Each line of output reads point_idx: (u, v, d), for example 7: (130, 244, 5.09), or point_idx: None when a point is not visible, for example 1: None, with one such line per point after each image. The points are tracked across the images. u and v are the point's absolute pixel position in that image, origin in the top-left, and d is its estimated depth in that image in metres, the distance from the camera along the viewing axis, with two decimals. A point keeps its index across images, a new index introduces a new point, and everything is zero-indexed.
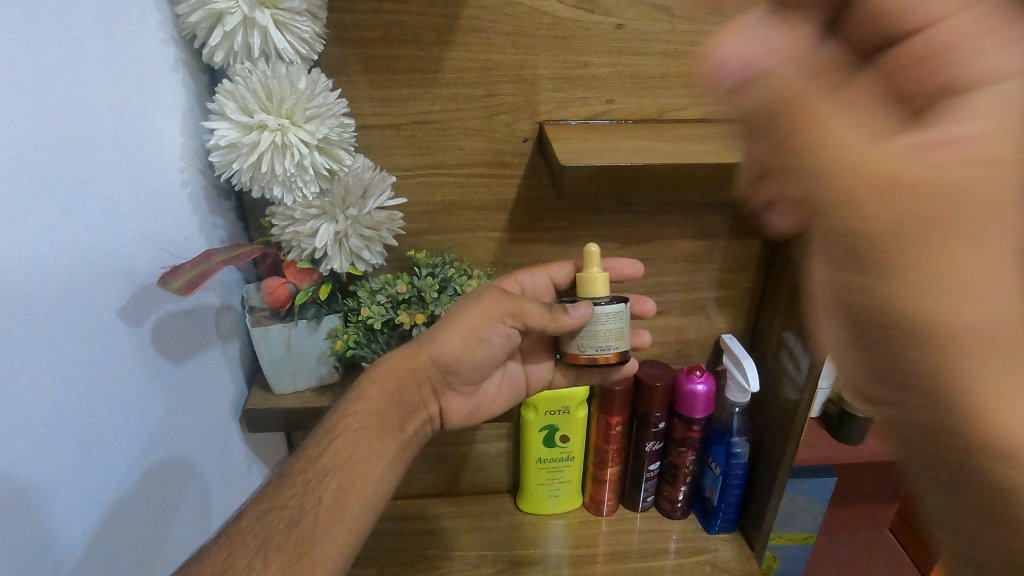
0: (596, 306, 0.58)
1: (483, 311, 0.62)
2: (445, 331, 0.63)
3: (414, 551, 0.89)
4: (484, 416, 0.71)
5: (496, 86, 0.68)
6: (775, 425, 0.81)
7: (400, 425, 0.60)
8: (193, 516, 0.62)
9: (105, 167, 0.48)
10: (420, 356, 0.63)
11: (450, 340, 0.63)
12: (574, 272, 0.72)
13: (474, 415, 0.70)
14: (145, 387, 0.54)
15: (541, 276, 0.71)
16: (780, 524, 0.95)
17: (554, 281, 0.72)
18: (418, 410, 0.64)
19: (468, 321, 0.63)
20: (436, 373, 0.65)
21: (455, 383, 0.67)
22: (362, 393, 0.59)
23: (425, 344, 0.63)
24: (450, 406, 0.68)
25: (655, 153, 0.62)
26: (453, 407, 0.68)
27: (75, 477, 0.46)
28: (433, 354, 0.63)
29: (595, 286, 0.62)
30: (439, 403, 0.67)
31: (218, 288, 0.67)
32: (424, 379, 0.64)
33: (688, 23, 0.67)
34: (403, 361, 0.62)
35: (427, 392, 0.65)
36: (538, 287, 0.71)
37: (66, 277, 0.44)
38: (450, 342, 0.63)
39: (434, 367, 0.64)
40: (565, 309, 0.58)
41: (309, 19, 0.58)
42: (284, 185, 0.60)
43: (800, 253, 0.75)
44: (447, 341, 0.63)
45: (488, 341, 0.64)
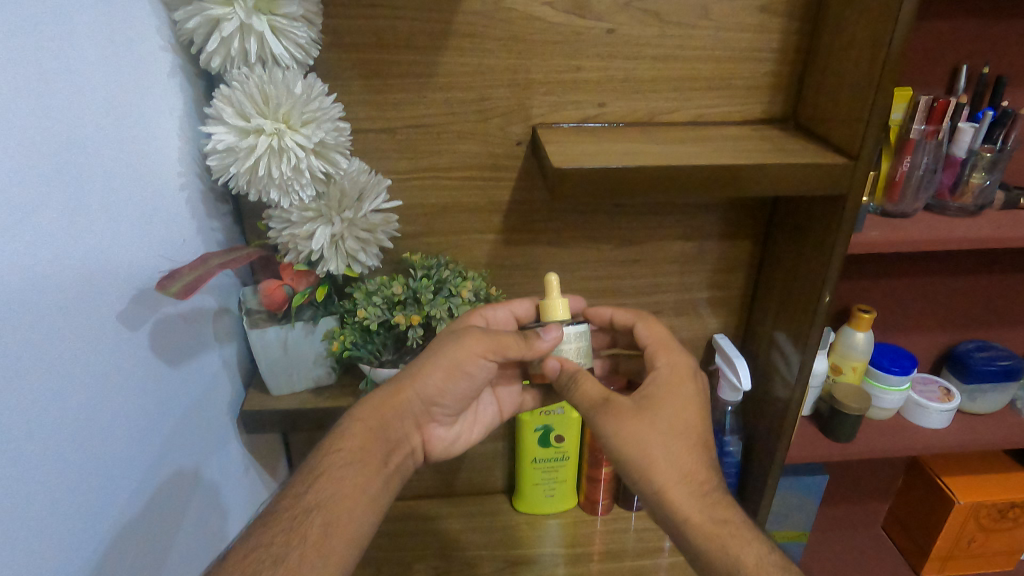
0: (564, 328, 0.62)
1: (465, 350, 0.62)
2: (427, 368, 0.62)
3: (411, 552, 0.90)
4: (464, 446, 0.71)
5: (489, 90, 0.69)
6: (768, 423, 0.82)
7: (384, 458, 0.60)
8: (193, 521, 0.63)
9: (103, 174, 0.49)
10: (405, 393, 0.63)
11: (432, 376, 0.63)
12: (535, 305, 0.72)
13: (455, 444, 0.70)
14: (144, 389, 0.54)
15: (503, 310, 0.71)
16: (774, 522, 0.96)
17: (517, 316, 0.71)
18: (402, 445, 0.63)
19: (450, 358, 0.62)
20: (418, 407, 0.64)
21: (438, 413, 0.66)
22: (345, 430, 0.60)
23: (409, 377, 0.63)
24: (432, 437, 0.67)
25: (647, 155, 0.63)
26: (435, 438, 0.68)
27: (76, 482, 0.46)
28: (417, 390, 0.63)
29: (557, 312, 0.64)
30: (422, 435, 0.66)
31: (215, 291, 0.68)
32: (407, 415, 0.63)
33: (678, 27, 0.68)
34: (388, 401, 0.62)
35: (410, 427, 0.64)
36: (501, 320, 0.71)
37: (64, 282, 0.44)
38: (434, 377, 0.63)
39: (418, 401, 0.64)
40: (538, 333, 0.61)
41: (305, 25, 0.60)
42: (281, 189, 0.61)
43: (790, 253, 0.76)
44: (430, 375, 0.63)
45: (470, 374, 0.64)
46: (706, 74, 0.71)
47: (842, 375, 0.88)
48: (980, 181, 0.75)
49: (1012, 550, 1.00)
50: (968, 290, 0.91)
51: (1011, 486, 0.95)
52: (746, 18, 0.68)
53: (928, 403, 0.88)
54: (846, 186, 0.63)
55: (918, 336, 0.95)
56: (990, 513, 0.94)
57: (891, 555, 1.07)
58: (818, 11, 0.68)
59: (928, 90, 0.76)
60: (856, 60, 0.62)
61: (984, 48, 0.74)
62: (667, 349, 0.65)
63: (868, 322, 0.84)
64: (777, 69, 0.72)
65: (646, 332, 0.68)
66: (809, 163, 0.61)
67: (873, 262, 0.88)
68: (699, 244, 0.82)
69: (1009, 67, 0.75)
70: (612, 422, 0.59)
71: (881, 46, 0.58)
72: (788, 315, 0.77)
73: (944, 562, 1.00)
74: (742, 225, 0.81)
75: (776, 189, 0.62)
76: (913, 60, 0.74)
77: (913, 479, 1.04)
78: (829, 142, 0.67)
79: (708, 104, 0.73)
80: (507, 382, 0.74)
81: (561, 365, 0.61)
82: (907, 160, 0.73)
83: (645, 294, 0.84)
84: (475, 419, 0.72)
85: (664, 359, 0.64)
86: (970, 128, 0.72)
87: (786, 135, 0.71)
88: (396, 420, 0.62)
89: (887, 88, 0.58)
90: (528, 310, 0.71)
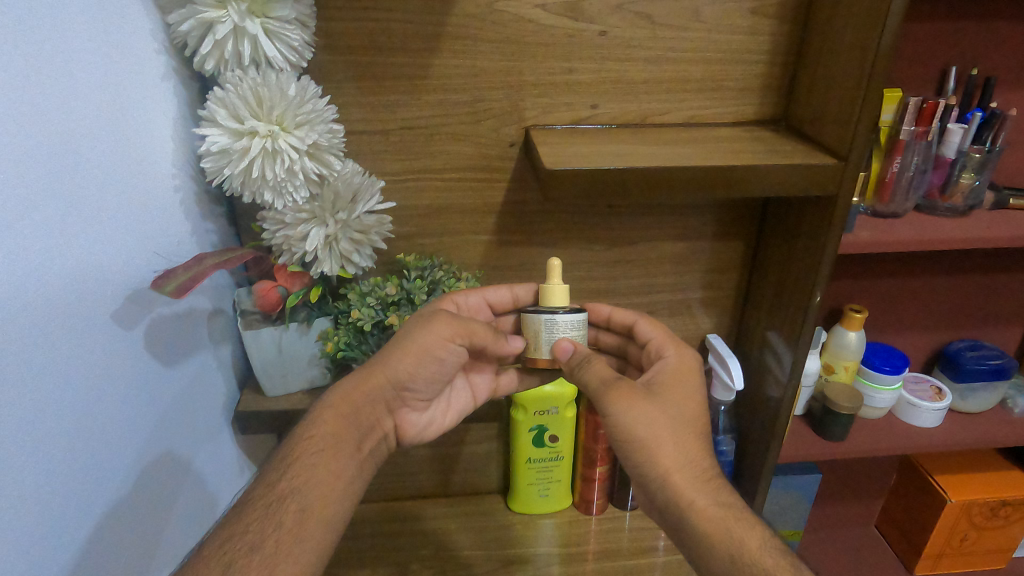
0: (556, 314, 0.64)
1: (437, 334, 0.64)
2: (397, 351, 0.64)
3: (406, 552, 0.90)
4: (437, 431, 0.71)
5: (482, 92, 0.70)
6: (761, 422, 0.83)
7: (357, 444, 0.60)
8: (188, 521, 0.63)
9: (97, 175, 0.49)
10: (376, 375, 0.63)
11: (404, 359, 0.64)
12: (509, 293, 0.73)
13: (429, 428, 0.70)
14: (138, 389, 0.55)
15: (475, 297, 0.72)
16: (768, 521, 0.97)
17: (489, 303, 0.73)
18: (375, 427, 0.63)
19: (421, 340, 0.64)
20: (391, 391, 0.65)
21: (411, 397, 0.67)
22: (318, 417, 0.60)
23: (380, 361, 0.64)
24: (405, 421, 0.67)
25: (639, 156, 0.64)
26: (408, 422, 0.68)
27: (70, 482, 0.46)
28: (389, 373, 0.64)
29: (555, 298, 0.66)
30: (395, 418, 0.66)
31: (209, 292, 0.68)
32: (381, 398, 0.64)
33: (669, 30, 0.69)
34: (360, 384, 0.63)
35: (382, 410, 0.65)
36: (472, 306, 0.72)
37: (58, 282, 0.45)
38: (404, 360, 0.64)
39: (389, 385, 0.64)
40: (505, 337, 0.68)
41: (298, 28, 0.60)
42: (275, 190, 0.61)
43: (782, 253, 0.77)
44: (400, 359, 0.64)
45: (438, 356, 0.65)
46: (697, 76, 0.72)
47: (835, 375, 0.89)
48: (970, 181, 0.75)
49: (1005, 549, 1.00)
50: (959, 289, 0.92)
51: (1003, 484, 0.95)
52: (737, 20, 0.69)
53: (920, 401, 0.88)
54: (836, 187, 0.63)
55: (911, 335, 0.95)
56: (983, 512, 0.95)
57: (884, 554, 1.07)
58: (808, 13, 0.69)
59: (917, 92, 0.76)
60: (845, 61, 0.62)
61: (972, 50, 0.75)
62: (673, 343, 0.67)
63: (860, 321, 0.85)
64: (768, 71, 0.72)
65: (648, 330, 0.70)
66: (801, 163, 0.62)
67: (864, 262, 0.88)
68: (692, 245, 0.83)
69: (997, 68, 0.76)
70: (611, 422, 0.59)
71: (869, 47, 0.58)
72: (780, 315, 0.77)
73: (936, 560, 1.01)
74: (734, 226, 0.82)
75: (767, 189, 0.63)
76: (902, 62, 0.74)
77: (905, 478, 1.05)
78: (819, 143, 0.68)
79: (700, 106, 0.73)
80: (478, 369, 0.75)
81: (574, 347, 0.64)
82: (898, 161, 0.73)
83: (639, 294, 0.85)
84: (448, 405, 0.72)
85: (672, 350, 0.66)
86: (960, 129, 0.73)
87: (777, 136, 0.71)
88: (370, 405, 0.63)
89: (876, 89, 0.59)
90: (504, 297, 0.73)
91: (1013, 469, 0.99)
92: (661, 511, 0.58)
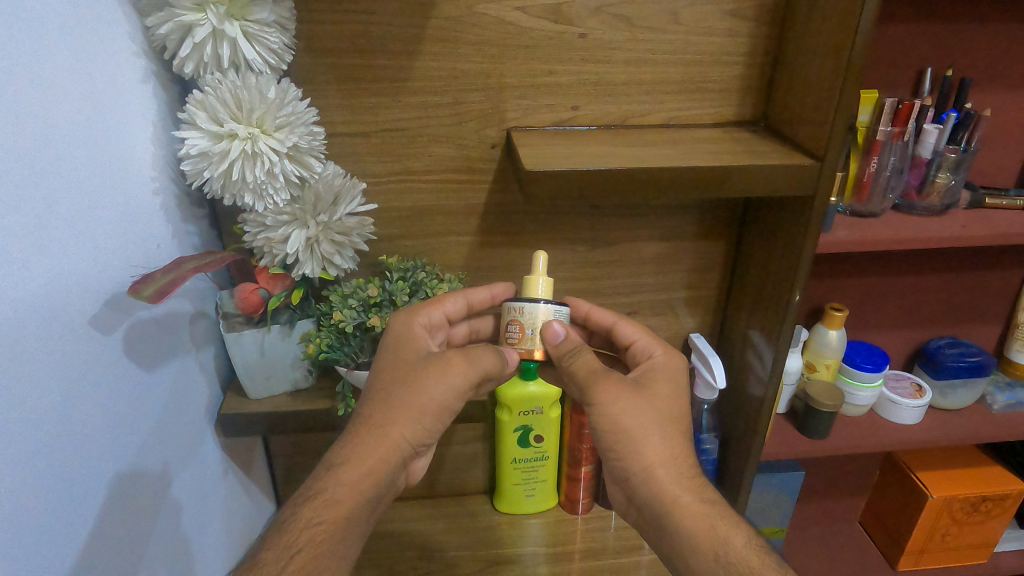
0: (521, 305, 0.62)
1: (450, 384, 0.61)
2: (414, 406, 0.60)
3: (392, 553, 0.90)
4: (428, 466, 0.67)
5: (463, 94, 0.70)
6: (741, 419, 0.84)
7: (370, 513, 0.58)
8: (172, 524, 0.63)
9: (75, 180, 0.49)
10: (391, 440, 0.59)
11: (420, 417, 0.60)
12: (465, 302, 0.70)
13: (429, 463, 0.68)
14: (120, 393, 0.55)
15: (437, 312, 0.68)
16: (753, 519, 0.98)
17: (447, 316, 0.69)
18: (389, 490, 0.60)
19: (440, 395, 0.60)
20: (409, 449, 0.61)
21: (423, 449, 0.63)
22: (330, 495, 0.56)
23: (394, 422, 0.59)
24: (415, 469, 0.65)
25: (618, 158, 0.64)
26: (417, 469, 0.65)
27: (51, 488, 0.46)
28: (405, 433, 0.60)
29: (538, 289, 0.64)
30: (407, 472, 0.63)
31: (191, 295, 0.68)
32: (399, 462, 0.60)
33: (649, 31, 0.69)
34: (377, 450, 0.59)
35: (401, 469, 0.61)
36: (435, 322, 0.68)
37: (36, 287, 0.44)
38: (416, 418, 0.60)
39: (407, 444, 0.60)
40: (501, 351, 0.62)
41: (277, 31, 0.60)
42: (255, 193, 0.61)
43: (762, 254, 0.78)
44: (418, 421, 0.60)
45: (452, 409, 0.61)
46: (676, 77, 0.72)
47: (816, 373, 0.89)
48: (945, 181, 0.76)
49: (987, 543, 1.01)
50: (938, 287, 0.93)
51: (984, 480, 0.97)
52: (715, 22, 0.70)
53: (901, 399, 0.89)
54: (813, 188, 0.64)
55: (892, 333, 0.96)
56: (964, 508, 0.96)
57: (868, 550, 1.08)
58: (785, 16, 0.70)
59: (894, 92, 0.77)
60: (821, 64, 0.63)
61: (948, 51, 0.76)
62: (664, 347, 0.67)
63: (840, 320, 0.86)
64: (747, 73, 0.73)
65: (632, 331, 0.70)
66: (778, 164, 0.63)
67: (845, 261, 0.89)
68: (674, 245, 0.83)
69: (972, 69, 0.77)
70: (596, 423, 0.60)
71: (844, 50, 0.59)
72: (761, 314, 0.78)
73: (919, 556, 1.02)
74: (716, 226, 0.83)
75: (746, 190, 0.64)
76: (879, 62, 0.75)
77: (888, 475, 1.06)
78: (797, 143, 0.68)
79: (680, 107, 0.74)
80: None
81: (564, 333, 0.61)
82: (874, 161, 0.74)
83: (623, 295, 0.86)
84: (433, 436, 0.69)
85: (660, 351, 0.67)
86: (935, 129, 0.74)
87: (756, 137, 0.72)
88: (387, 471, 0.59)
89: (851, 90, 0.60)
90: (461, 307, 0.70)
91: (993, 464, 1.00)
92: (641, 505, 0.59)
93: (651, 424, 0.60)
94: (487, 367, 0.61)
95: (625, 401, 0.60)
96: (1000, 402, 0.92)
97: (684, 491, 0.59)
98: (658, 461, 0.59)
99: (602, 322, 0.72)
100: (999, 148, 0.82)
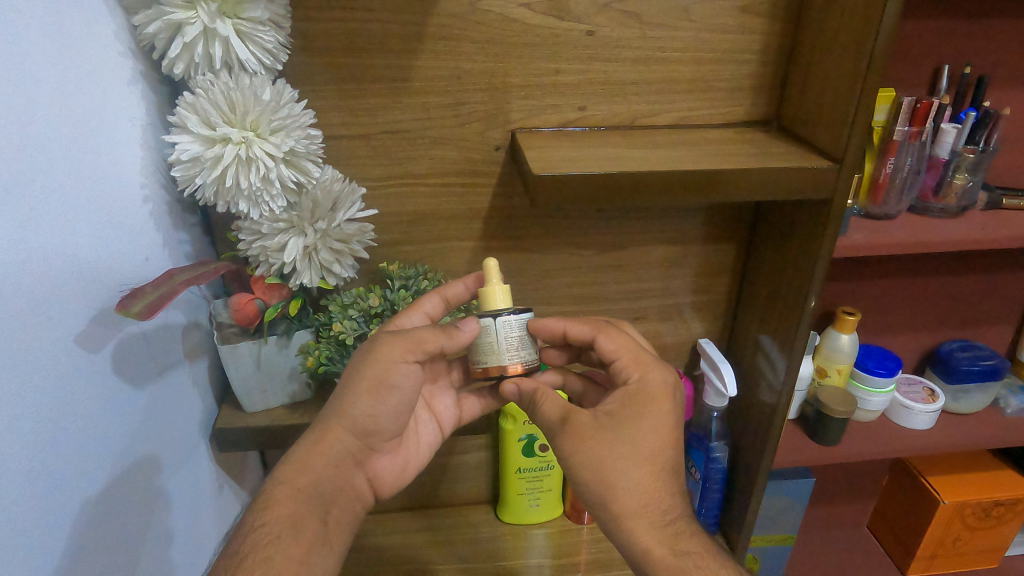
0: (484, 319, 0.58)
1: (380, 362, 0.58)
2: (350, 396, 0.59)
3: (395, 567, 0.88)
4: (415, 469, 0.68)
5: (465, 94, 0.68)
6: (754, 428, 0.81)
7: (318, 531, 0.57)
8: (161, 549, 0.60)
9: (59, 192, 0.46)
10: (334, 432, 0.60)
11: (357, 411, 0.60)
12: (444, 303, 0.67)
13: (405, 470, 0.67)
14: (109, 412, 0.52)
15: (418, 315, 0.66)
16: (762, 527, 0.96)
17: (429, 316, 0.66)
18: (345, 489, 0.60)
19: (371, 374, 0.58)
20: (355, 441, 0.61)
21: (378, 442, 0.63)
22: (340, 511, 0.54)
23: (335, 414, 0.60)
24: (378, 471, 0.64)
25: (629, 160, 0.62)
26: (382, 471, 0.64)
27: (33, 519, 0.43)
28: (346, 426, 0.60)
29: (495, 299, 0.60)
30: (367, 472, 0.63)
31: (183, 306, 0.65)
32: (347, 457, 0.60)
33: (658, 29, 0.67)
34: (317, 446, 0.59)
35: (352, 467, 0.61)
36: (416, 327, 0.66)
37: (13, 295, 0.41)
38: (352, 414, 0.60)
39: (353, 436, 0.61)
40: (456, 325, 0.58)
41: (272, 29, 0.57)
42: (250, 200, 0.58)
43: (775, 257, 0.75)
44: (356, 404, 0.59)
45: (397, 388, 0.59)
46: (687, 76, 0.70)
47: (828, 378, 0.87)
48: (964, 182, 0.74)
49: (999, 548, 1.00)
50: (951, 288, 0.91)
51: (997, 484, 0.95)
52: (728, 18, 0.67)
53: (913, 403, 0.87)
54: (830, 193, 0.62)
55: (904, 336, 0.94)
56: (976, 512, 0.94)
57: (877, 555, 1.07)
58: (799, 11, 0.67)
59: (911, 91, 0.75)
60: (839, 63, 0.61)
61: (967, 48, 0.73)
62: (642, 364, 0.60)
63: (852, 323, 0.83)
64: (759, 71, 0.70)
65: (611, 345, 0.62)
66: (796, 167, 0.60)
67: (858, 264, 0.87)
68: (683, 248, 0.81)
69: (991, 66, 0.75)
70: (612, 440, 0.55)
71: (864, 49, 0.57)
72: (774, 320, 0.76)
73: (929, 561, 1.00)
74: (725, 228, 0.80)
75: (760, 193, 0.61)
76: (896, 60, 0.73)
77: (898, 479, 1.04)
78: (813, 144, 0.66)
79: (690, 107, 0.72)
80: (440, 394, 0.71)
81: (519, 387, 0.59)
82: (891, 161, 0.72)
83: (628, 300, 0.83)
84: (418, 443, 0.68)
85: (637, 374, 0.60)
86: (954, 128, 0.72)
87: (770, 138, 0.70)
88: (333, 469, 0.59)
89: (872, 88, 0.57)
90: (438, 304, 0.66)
91: (1005, 468, 0.99)
92: (628, 554, 0.55)
93: (649, 441, 0.56)
94: (428, 346, 0.58)
95: (633, 419, 0.56)
96: (1014, 406, 0.90)
97: (664, 543, 0.53)
98: (674, 488, 0.55)
99: (580, 336, 0.64)
100: (1017, 147, 0.80)
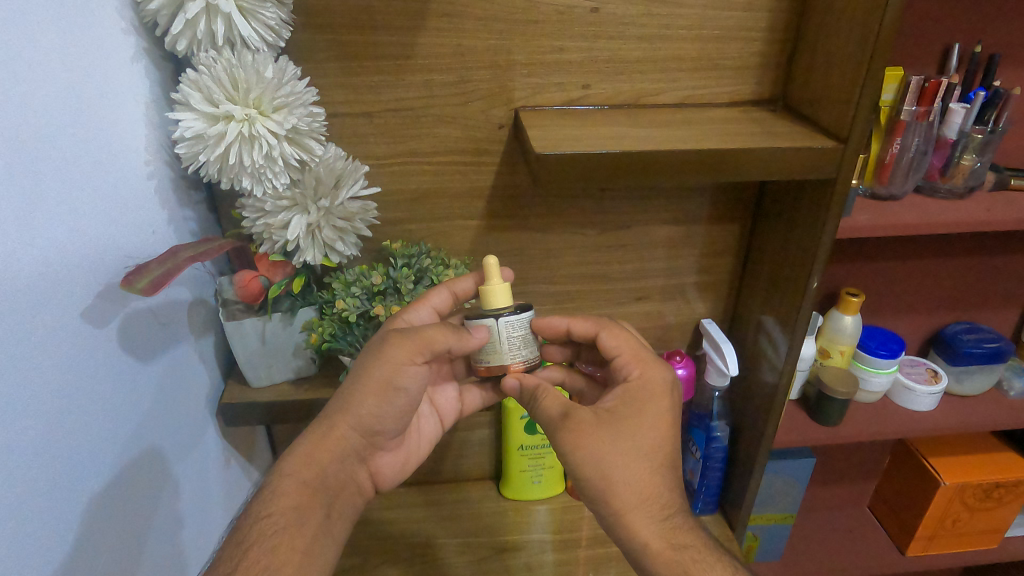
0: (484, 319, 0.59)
1: (388, 361, 0.59)
2: (357, 395, 0.59)
3: (399, 540, 0.89)
4: (415, 461, 0.70)
5: (469, 71, 0.67)
6: (755, 408, 0.81)
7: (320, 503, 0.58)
8: (169, 519, 0.61)
9: (64, 171, 0.47)
10: (337, 430, 0.60)
11: (362, 410, 0.60)
12: (452, 296, 0.67)
13: (406, 466, 0.68)
14: (116, 387, 0.53)
15: (426, 309, 0.66)
16: (762, 505, 0.96)
17: (437, 310, 0.67)
18: (346, 467, 0.61)
19: (379, 374, 0.59)
20: (359, 438, 0.62)
21: (382, 440, 0.64)
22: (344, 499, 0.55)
23: (338, 410, 0.60)
24: (381, 466, 0.66)
25: (632, 139, 0.62)
26: (383, 468, 0.66)
27: (42, 492, 0.44)
28: (352, 425, 0.60)
29: (497, 298, 0.60)
30: (369, 467, 0.65)
31: (188, 282, 0.65)
32: (350, 455, 0.61)
33: (664, 6, 0.66)
34: (321, 443, 0.59)
35: (355, 463, 0.62)
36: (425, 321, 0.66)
37: (19, 273, 0.42)
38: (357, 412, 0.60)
39: (357, 435, 0.61)
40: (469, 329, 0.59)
41: (274, 6, 0.57)
42: (254, 177, 0.59)
43: (778, 237, 0.75)
44: (362, 405, 0.60)
45: (404, 389, 0.61)
46: (693, 53, 0.69)
47: (830, 359, 0.87)
48: (970, 163, 0.74)
49: (999, 529, 1.00)
50: (957, 270, 0.90)
51: (998, 466, 0.95)
52: None
53: (915, 385, 0.87)
54: (833, 174, 0.62)
55: (908, 318, 0.94)
56: (976, 493, 0.94)
57: (876, 535, 1.08)
58: None
59: (920, 69, 0.74)
60: (845, 41, 0.60)
61: (978, 26, 0.72)
62: (643, 362, 0.61)
63: (856, 305, 0.83)
64: (765, 49, 0.70)
65: (612, 342, 0.63)
66: (799, 148, 0.60)
67: (862, 245, 0.86)
68: (687, 228, 0.81)
69: (1002, 44, 0.74)
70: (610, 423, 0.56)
71: (871, 28, 0.56)
72: (776, 301, 0.76)
73: (928, 541, 1.01)
74: (729, 208, 0.80)
75: (763, 174, 0.61)
76: (905, 38, 0.72)
77: (899, 460, 1.04)
78: (818, 124, 0.66)
79: (695, 85, 0.71)
80: (444, 386, 0.72)
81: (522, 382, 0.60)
82: (898, 142, 0.71)
83: (631, 280, 0.83)
84: (420, 437, 0.70)
85: (638, 371, 0.60)
86: (962, 108, 0.71)
87: (775, 118, 0.69)
88: (337, 456, 0.60)
89: (878, 68, 0.56)
90: (445, 298, 0.67)
91: (1007, 450, 0.99)
92: (627, 544, 0.56)
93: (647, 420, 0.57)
94: (438, 344, 0.59)
95: (633, 416, 0.57)
96: (1017, 388, 0.90)
97: (662, 527, 0.54)
98: (673, 465, 0.56)
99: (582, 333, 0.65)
100: None
